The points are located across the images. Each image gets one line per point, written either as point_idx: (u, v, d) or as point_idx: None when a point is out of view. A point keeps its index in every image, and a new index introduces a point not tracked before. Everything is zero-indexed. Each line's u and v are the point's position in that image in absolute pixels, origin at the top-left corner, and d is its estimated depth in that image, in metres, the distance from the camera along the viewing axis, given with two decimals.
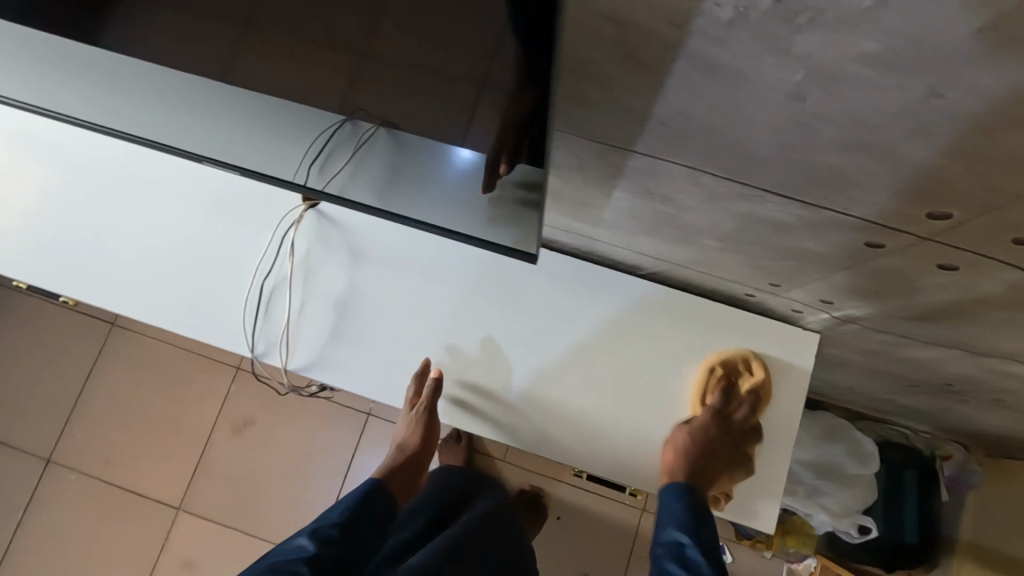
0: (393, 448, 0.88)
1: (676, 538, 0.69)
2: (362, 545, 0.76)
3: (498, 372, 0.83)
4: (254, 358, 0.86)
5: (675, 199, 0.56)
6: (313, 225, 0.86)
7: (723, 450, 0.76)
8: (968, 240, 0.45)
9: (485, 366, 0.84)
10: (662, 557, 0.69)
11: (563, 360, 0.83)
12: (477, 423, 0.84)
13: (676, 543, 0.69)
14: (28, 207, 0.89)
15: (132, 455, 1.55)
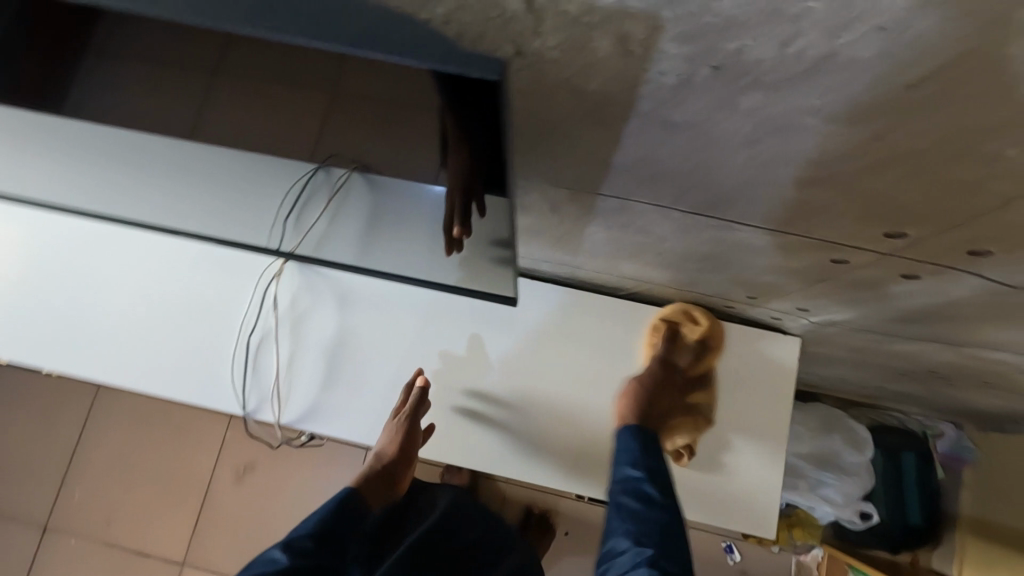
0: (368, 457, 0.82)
1: (630, 474, 0.69)
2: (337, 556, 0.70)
3: (487, 376, 0.84)
4: (245, 415, 0.84)
5: (648, 231, 0.57)
6: (293, 276, 0.87)
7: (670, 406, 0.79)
8: (929, 253, 0.47)
9: (473, 367, 0.85)
10: (618, 493, 0.68)
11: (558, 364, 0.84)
12: (459, 428, 0.83)
13: (631, 479, 0.68)
14: None
15: (132, 514, 1.52)
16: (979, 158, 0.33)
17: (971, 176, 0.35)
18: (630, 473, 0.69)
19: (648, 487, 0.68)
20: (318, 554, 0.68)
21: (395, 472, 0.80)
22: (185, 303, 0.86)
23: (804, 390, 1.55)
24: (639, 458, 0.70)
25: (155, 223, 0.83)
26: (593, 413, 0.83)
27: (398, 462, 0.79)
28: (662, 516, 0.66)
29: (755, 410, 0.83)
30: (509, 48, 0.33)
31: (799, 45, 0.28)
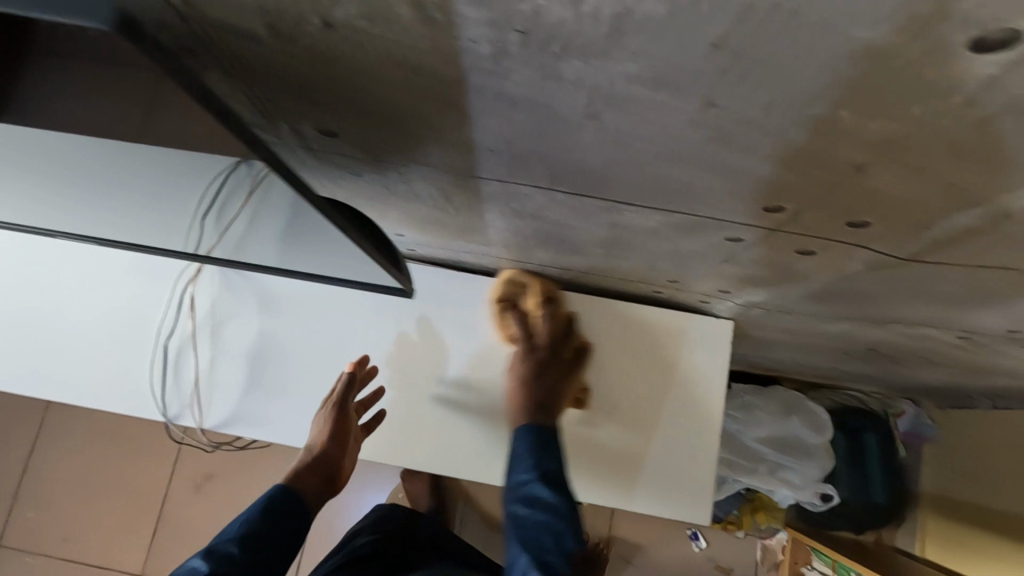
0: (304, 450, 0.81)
1: (519, 479, 0.71)
2: (270, 557, 0.70)
3: (441, 360, 0.84)
4: (168, 422, 0.82)
5: (543, 215, 0.55)
6: (210, 279, 0.83)
7: (551, 379, 0.78)
8: (811, 228, 0.46)
9: (422, 351, 0.84)
10: (512, 499, 0.72)
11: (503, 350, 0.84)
12: (422, 415, 0.83)
13: (519, 486, 0.71)
14: None
15: (88, 528, 1.49)
16: (816, 123, 0.32)
17: (816, 142, 0.33)
18: (523, 478, 0.71)
19: (539, 493, 0.70)
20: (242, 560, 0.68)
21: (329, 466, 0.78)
22: (101, 309, 0.83)
23: (765, 374, 1.54)
24: (530, 461, 0.71)
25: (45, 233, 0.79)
26: None
27: (331, 451, 0.76)
28: (553, 519, 0.70)
29: (693, 399, 0.82)
30: (315, 20, 0.31)
31: (592, 4, 0.26)
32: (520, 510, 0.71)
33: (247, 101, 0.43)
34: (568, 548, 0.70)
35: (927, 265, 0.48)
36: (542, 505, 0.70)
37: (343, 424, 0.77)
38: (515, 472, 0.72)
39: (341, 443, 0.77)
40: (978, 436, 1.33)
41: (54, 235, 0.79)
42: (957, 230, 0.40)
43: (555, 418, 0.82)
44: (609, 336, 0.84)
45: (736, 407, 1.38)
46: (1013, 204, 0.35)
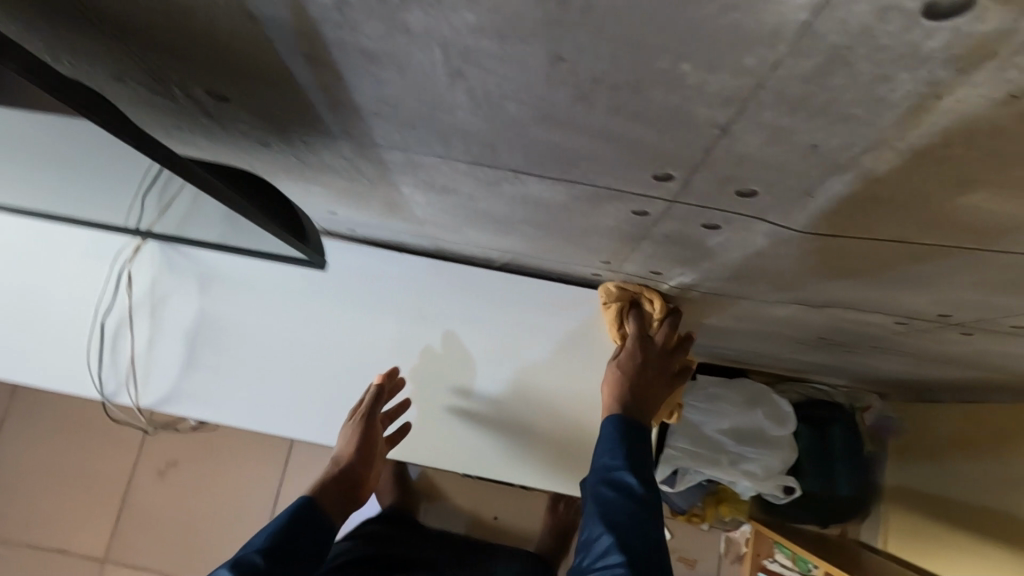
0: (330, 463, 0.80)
1: (608, 463, 0.73)
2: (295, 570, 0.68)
3: (469, 371, 0.84)
4: (104, 400, 0.82)
5: (455, 188, 0.55)
6: (150, 256, 0.84)
7: (659, 386, 0.79)
8: (705, 198, 0.46)
9: (453, 363, 0.84)
10: (596, 480, 0.73)
11: (529, 358, 0.84)
12: (451, 427, 0.83)
13: (608, 469, 0.73)
14: None
15: (51, 513, 1.49)
16: (664, 78, 0.31)
17: (671, 100, 0.33)
18: (609, 463, 0.73)
19: (626, 480, 0.72)
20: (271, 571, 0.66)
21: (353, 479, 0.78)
22: (35, 283, 0.83)
23: (732, 366, 1.54)
24: (620, 448, 0.73)
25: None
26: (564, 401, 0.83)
27: (357, 464, 0.78)
28: (639, 507, 0.71)
29: None
30: None
31: None
32: (608, 492, 0.72)
33: (132, 63, 0.43)
34: (654, 537, 0.71)
35: (828, 240, 0.48)
36: (628, 493, 0.71)
37: (369, 437, 0.78)
38: (601, 457, 0.74)
39: (367, 454, 0.78)
40: (940, 429, 1.33)
41: None
42: (840, 197, 0.40)
43: (499, 404, 0.83)
44: (552, 322, 0.84)
45: (703, 398, 1.37)
46: (877, 166, 0.35)
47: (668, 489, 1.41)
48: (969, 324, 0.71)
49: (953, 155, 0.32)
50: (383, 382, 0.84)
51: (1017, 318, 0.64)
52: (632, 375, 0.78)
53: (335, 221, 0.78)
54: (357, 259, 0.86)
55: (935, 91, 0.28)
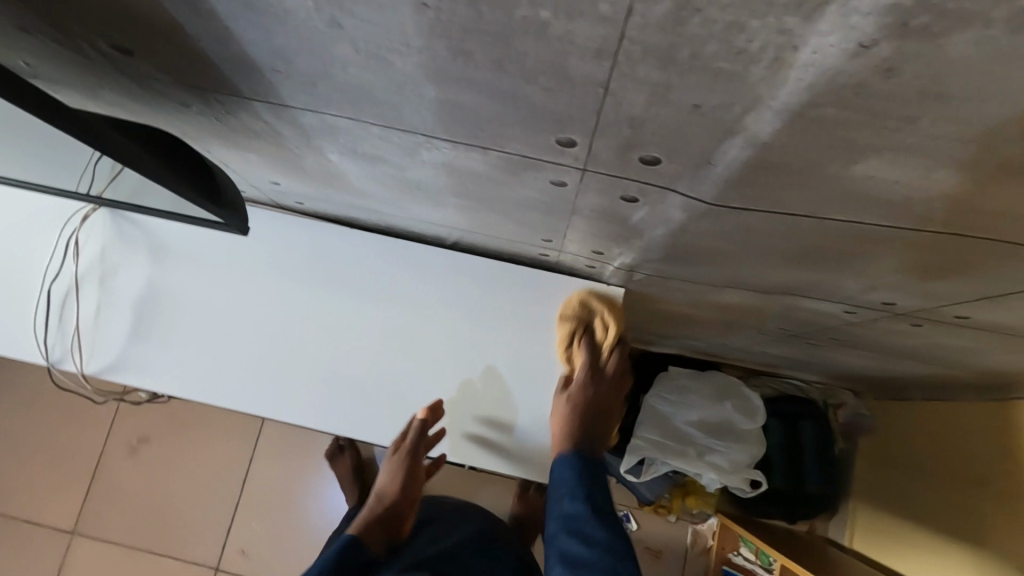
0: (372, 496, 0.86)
1: (567, 510, 0.67)
2: None
3: (511, 407, 0.81)
4: (50, 366, 0.82)
5: (378, 155, 0.55)
6: (102, 223, 0.84)
7: (610, 415, 0.78)
8: (613, 166, 0.45)
9: (490, 396, 0.81)
10: (556, 533, 0.66)
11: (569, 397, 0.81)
12: (480, 458, 0.81)
13: (568, 515, 0.66)
14: None
15: (21, 484, 1.50)
16: (530, 27, 0.31)
17: (544, 53, 0.33)
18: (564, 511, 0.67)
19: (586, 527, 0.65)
20: None
21: (398, 512, 0.84)
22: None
23: (705, 359, 1.53)
24: (577, 490, 0.68)
25: None
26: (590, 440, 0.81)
27: (400, 501, 0.84)
28: (608, 556, 0.62)
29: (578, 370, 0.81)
30: None
31: None
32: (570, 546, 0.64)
33: (29, 14, 0.42)
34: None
35: (742, 215, 0.47)
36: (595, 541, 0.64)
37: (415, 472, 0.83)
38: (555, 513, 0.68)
39: (414, 486, 0.84)
40: (909, 427, 1.32)
41: None
42: (739, 164, 0.39)
43: (446, 384, 0.82)
44: (507, 305, 0.83)
45: (670, 391, 1.38)
46: (761, 129, 0.35)
47: (634, 479, 1.40)
48: (914, 313, 0.70)
49: (829, 115, 0.32)
50: (328, 358, 0.82)
51: (954, 306, 0.63)
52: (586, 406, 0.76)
53: (281, 193, 0.77)
54: (306, 232, 0.85)
55: (790, 41, 0.27)
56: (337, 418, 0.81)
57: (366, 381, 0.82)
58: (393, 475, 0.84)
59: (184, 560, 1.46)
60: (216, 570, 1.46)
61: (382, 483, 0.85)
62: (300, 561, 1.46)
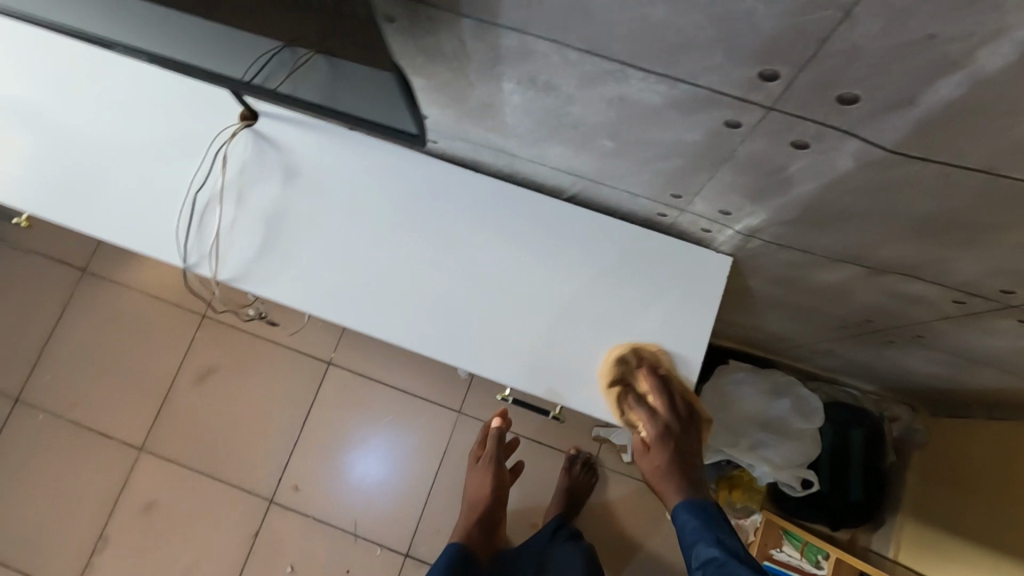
0: (474, 504, 1.27)
1: None
2: None
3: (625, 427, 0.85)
4: (186, 269, 0.87)
5: (555, 85, 0.59)
6: (247, 142, 0.90)
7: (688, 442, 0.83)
8: (805, 106, 0.48)
9: (578, 369, 0.83)
10: None
11: None
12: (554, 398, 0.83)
13: None
14: None
15: (98, 396, 1.58)
16: None
17: None
18: (710, 553, 0.79)
19: None
20: None
21: (494, 510, 1.27)
22: (134, 145, 0.91)
23: (764, 357, 1.54)
24: None
25: (95, 39, 0.81)
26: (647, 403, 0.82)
27: (493, 506, 1.27)
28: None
29: (678, 326, 0.84)
30: None
31: None
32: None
33: None
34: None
35: (913, 165, 0.50)
36: None
37: (500, 472, 1.28)
38: None
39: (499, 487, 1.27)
40: (968, 444, 1.30)
41: (113, 47, 0.80)
42: (941, 106, 0.42)
43: (551, 324, 0.85)
44: (618, 260, 0.87)
45: (724, 385, 1.41)
46: (989, 63, 0.38)
47: None
48: None
49: None
50: (440, 288, 0.86)
51: None
52: (672, 454, 0.82)
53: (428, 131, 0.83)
54: (430, 171, 0.90)
55: None
56: (444, 344, 0.84)
57: (474, 313, 0.85)
58: (485, 482, 1.28)
59: (240, 488, 1.53)
60: (271, 501, 1.52)
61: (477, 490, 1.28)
62: (349, 503, 1.52)
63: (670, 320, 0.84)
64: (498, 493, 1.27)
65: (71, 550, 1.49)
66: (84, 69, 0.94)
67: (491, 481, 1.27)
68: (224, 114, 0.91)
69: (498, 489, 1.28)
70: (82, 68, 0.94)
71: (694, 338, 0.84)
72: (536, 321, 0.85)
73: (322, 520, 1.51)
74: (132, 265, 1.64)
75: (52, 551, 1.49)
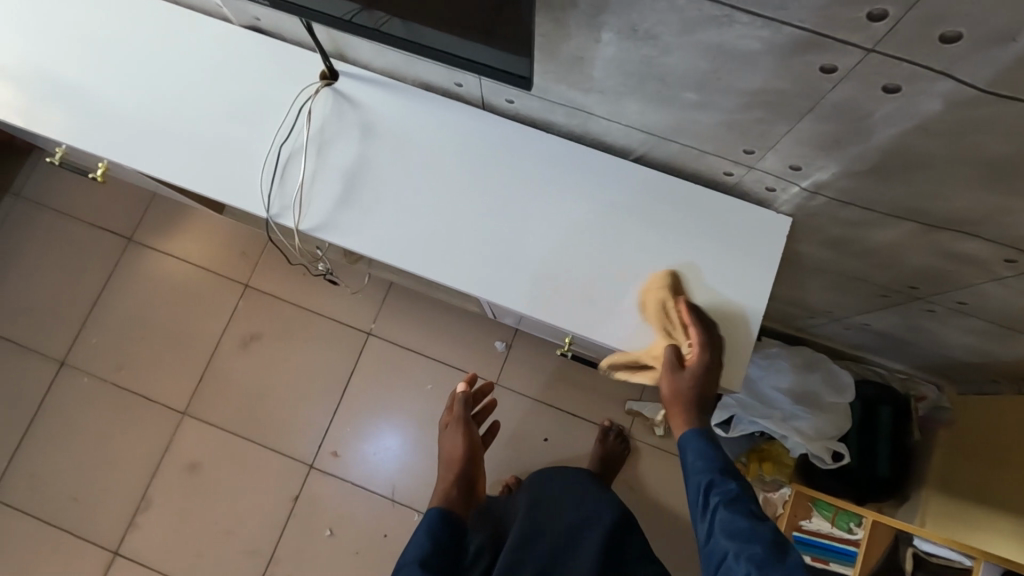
0: (447, 464, 1.09)
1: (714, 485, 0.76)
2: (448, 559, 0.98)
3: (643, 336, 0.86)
4: (269, 219, 0.91)
5: (656, 34, 0.63)
6: (328, 99, 0.95)
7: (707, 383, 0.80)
8: (905, 47, 0.53)
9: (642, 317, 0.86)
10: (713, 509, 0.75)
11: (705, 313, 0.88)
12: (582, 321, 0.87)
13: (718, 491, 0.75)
14: (76, 72, 0.96)
15: (143, 360, 1.61)
16: None
17: None
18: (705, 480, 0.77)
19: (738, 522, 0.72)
20: (441, 553, 0.97)
21: (469, 476, 1.07)
22: (216, 100, 0.95)
23: (794, 336, 1.59)
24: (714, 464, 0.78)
25: None
26: None
27: (469, 470, 1.07)
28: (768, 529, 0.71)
29: (741, 281, 0.88)
30: None
31: None
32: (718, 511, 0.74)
33: None
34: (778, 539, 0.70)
35: (1000, 104, 0.54)
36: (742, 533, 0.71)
37: (469, 430, 1.11)
38: (707, 486, 0.77)
39: (473, 450, 1.09)
40: (993, 417, 1.35)
41: None
42: None
43: (616, 275, 0.88)
44: (683, 217, 0.90)
45: (762, 356, 1.46)
46: None
47: (722, 434, 1.46)
48: None
49: None
50: (513, 240, 0.90)
51: None
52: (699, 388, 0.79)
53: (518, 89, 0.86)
54: (503, 132, 0.94)
55: None
56: (518, 293, 0.88)
57: (544, 265, 0.89)
58: (456, 446, 1.09)
59: (281, 453, 1.56)
60: (310, 466, 1.55)
61: (447, 455, 1.10)
62: (387, 470, 1.55)
63: (734, 273, 0.88)
64: (473, 455, 1.09)
65: (114, 510, 1.52)
66: (171, 31, 0.98)
67: (464, 439, 1.09)
68: (308, 73, 0.96)
69: (470, 453, 1.09)
70: (167, 28, 0.98)
71: (758, 290, 0.87)
72: (603, 272, 0.88)
73: (360, 485, 1.54)
74: (177, 234, 1.68)
75: (97, 513, 1.52)
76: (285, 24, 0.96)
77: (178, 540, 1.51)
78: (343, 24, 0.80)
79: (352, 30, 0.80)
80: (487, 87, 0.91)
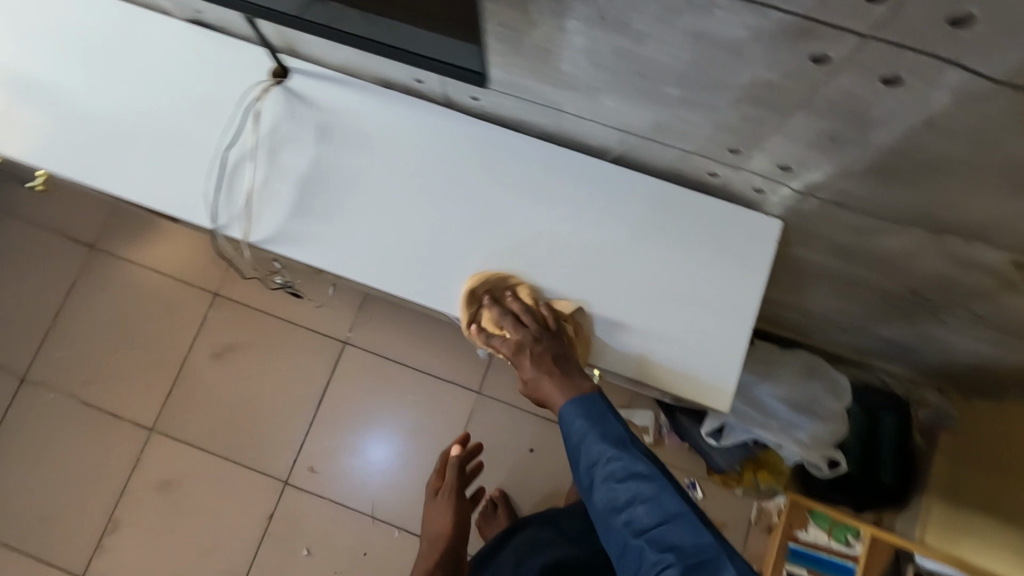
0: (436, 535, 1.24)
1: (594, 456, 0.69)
2: None
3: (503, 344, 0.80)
4: (215, 231, 0.84)
5: (629, 22, 0.56)
6: (278, 98, 0.87)
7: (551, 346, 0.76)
8: (910, 32, 0.46)
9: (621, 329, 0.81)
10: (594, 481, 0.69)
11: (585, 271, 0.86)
12: None
13: (598, 463, 0.69)
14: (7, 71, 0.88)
15: (110, 374, 1.54)
16: None
17: None
18: (592, 455, 0.70)
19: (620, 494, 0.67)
20: None
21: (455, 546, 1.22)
22: (158, 100, 0.87)
23: (790, 338, 1.52)
24: (590, 433, 0.70)
25: None
26: (688, 364, 0.79)
27: (455, 541, 1.22)
28: (649, 488, 0.66)
29: (729, 289, 0.81)
30: None
31: None
32: (609, 488, 0.68)
33: None
34: (674, 507, 0.65)
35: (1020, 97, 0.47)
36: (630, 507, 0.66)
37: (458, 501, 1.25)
38: (586, 457, 0.70)
39: (460, 521, 1.23)
40: (999, 423, 1.29)
41: None
42: None
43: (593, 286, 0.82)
44: (665, 220, 0.83)
45: (759, 361, 1.39)
46: None
47: (712, 443, 1.37)
48: None
49: None
50: (481, 248, 0.83)
51: None
52: (538, 354, 0.75)
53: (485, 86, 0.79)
54: (470, 131, 0.87)
55: None
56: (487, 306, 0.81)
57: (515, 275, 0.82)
58: (445, 516, 1.24)
59: (254, 469, 1.49)
60: (286, 482, 1.48)
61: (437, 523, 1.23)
62: (367, 485, 1.49)
63: (722, 282, 0.81)
64: (461, 526, 1.23)
65: (81, 531, 1.46)
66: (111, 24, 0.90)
67: (451, 513, 1.23)
68: (257, 70, 0.88)
69: (456, 526, 1.23)
70: (106, 21, 0.90)
71: (747, 299, 0.80)
72: (580, 283, 0.82)
73: (338, 501, 1.48)
74: (142, 241, 1.60)
75: (63, 535, 1.45)
76: (231, 17, 0.88)
77: (148, 562, 1.44)
78: (287, 17, 0.73)
79: (297, 23, 0.73)
80: (451, 83, 0.83)
